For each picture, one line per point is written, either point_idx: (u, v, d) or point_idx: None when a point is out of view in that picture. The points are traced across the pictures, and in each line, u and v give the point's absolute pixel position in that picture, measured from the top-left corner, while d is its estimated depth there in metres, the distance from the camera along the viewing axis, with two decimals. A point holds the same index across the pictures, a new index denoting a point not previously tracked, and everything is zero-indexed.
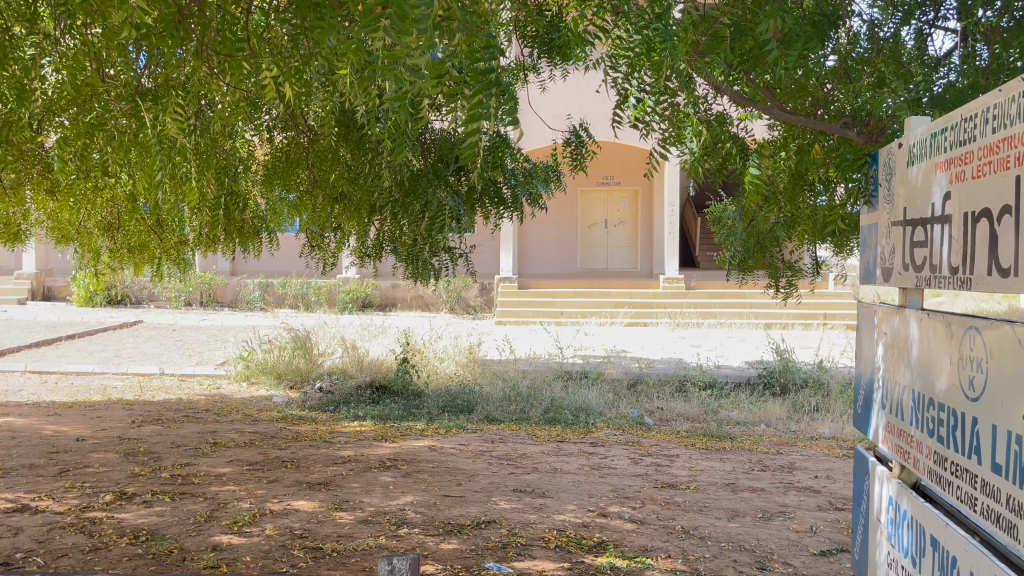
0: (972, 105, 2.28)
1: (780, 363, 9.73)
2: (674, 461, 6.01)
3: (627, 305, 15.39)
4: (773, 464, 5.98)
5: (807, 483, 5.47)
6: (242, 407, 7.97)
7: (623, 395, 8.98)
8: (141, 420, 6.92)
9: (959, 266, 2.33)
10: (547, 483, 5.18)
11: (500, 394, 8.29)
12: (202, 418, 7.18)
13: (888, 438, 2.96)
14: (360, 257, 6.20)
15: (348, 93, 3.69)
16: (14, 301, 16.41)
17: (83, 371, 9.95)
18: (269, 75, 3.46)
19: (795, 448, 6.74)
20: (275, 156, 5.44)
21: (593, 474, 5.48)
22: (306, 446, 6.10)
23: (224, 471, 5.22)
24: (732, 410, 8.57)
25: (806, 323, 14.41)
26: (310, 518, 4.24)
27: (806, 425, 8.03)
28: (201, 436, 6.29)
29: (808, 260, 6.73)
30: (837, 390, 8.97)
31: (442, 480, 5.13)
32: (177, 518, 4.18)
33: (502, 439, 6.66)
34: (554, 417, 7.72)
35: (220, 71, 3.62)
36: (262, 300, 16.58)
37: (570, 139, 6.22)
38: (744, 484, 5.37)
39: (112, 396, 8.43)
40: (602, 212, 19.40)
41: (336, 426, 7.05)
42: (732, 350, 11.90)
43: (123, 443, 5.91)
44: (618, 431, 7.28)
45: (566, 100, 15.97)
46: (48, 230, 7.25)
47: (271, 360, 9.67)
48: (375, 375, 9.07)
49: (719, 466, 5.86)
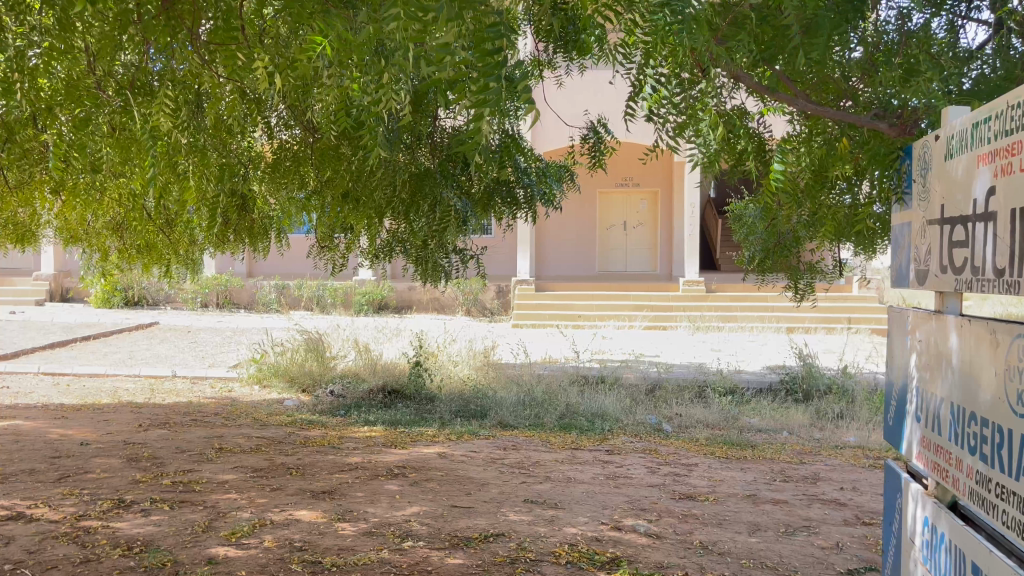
0: (1019, 91, 2.07)
1: (803, 368, 9.49)
2: (693, 470, 5.79)
3: (646, 308, 15.11)
4: (796, 475, 5.75)
5: (832, 495, 5.24)
6: (252, 411, 7.84)
7: (640, 401, 8.78)
8: (148, 424, 6.80)
9: (1004, 268, 2.11)
10: (559, 493, 4.98)
11: (515, 400, 8.12)
12: (211, 422, 7.05)
13: (923, 454, 2.75)
14: (373, 257, 6.19)
15: (348, 90, 3.53)
16: (33, 301, 16.46)
17: (96, 373, 9.89)
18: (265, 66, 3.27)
19: (819, 458, 6.49)
20: (281, 154, 5.27)
21: (608, 484, 5.28)
22: (313, 452, 5.95)
23: (227, 478, 5.07)
24: (753, 417, 8.34)
25: (830, 328, 14.09)
26: (311, 529, 4.09)
27: (831, 432, 7.79)
28: (206, 441, 6.16)
29: (829, 260, 6.56)
30: (862, 398, 8.71)
31: (451, 489, 4.94)
32: (174, 528, 4.04)
33: (516, 446, 6.48)
34: (569, 423, 7.55)
35: (211, 60, 3.48)
36: (278, 301, 16.49)
37: (588, 136, 6.01)
38: (766, 496, 5.15)
39: (122, 398, 8.33)
40: (620, 213, 19.20)
41: (346, 431, 6.90)
42: (754, 354, 11.64)
43: (127, 447, 5.80)
44: (635, 438, 7.09)
45: (585, 97, 15.78)
46: (58, 230, 7.26)
47: (283, 363, 9.57)
48: (387, 378, 8.93)
49: (740, 477, 5.63)
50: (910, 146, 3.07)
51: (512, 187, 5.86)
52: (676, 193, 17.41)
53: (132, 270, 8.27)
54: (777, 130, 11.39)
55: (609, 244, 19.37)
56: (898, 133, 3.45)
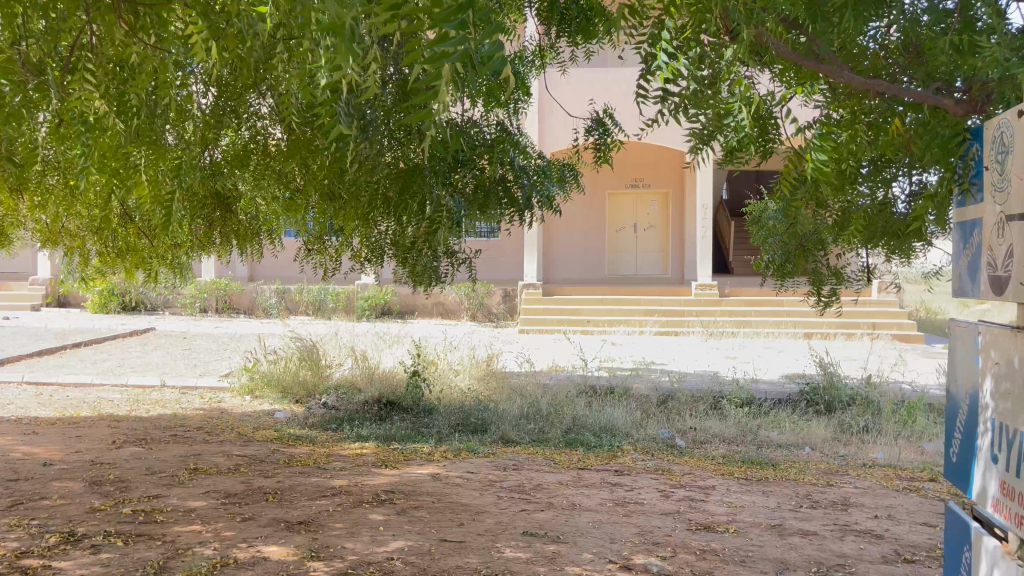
0: None
1: (824, 379, 8.93)
2: (710, 494, 5.27)
3: (657, 313, 14.62)
4: (824, 500, 5.22)
5: (866, 525, 4.71)
6: (238, 425, 7.35)
7: (653, 413, 8.31)
8: (123, 440, 6.33)
9: None
10: (562, 523, 4.47)
11: (516, 413, 7.63)
12: (191, 438, 6.58)
13: (1004, 504, 2.23)
14: (362, 260, 5.89)
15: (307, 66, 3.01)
16: (29, 307, 16.09)
17: (82, 383, 9.41)
18: (195, 27, 2.72)
19: (847, 478, 5.96)
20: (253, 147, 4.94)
21: (616, 512, 4.76)
22: (295, 473, 5.46)
23: (195, 505, 4.58)
24: (773, 431, 7.82)
25: (850, 334, 13.55)
26: (278, 570, 3.59)
27: (856, 448, 7.28)
28: (182, 460, 5.69)
29: (855, 264, 6.02)
30: (888, 410, 8.19)
31: (441, 519, 4.44)
32: (122, 570, 3.55)
33: (517, 465, 5.97)
34: (576, 438, 7.05)
35: (138, 27, 2.92)
36: (278, 306, 16.04)
37: (592, 127, 5.52)
38: (793, 526, 4.62)
39: (104, 410, 7.88)
40: (630, 215, 18.69)
41: (335, 448, 6.41)
42: (771, 362, 11.11)
43: (94, 469, 5.33)
44: (646, 455, 6.60)
45: (597, 90, 15.39)
46: (35, 233, 6.87)
47: (276, 372, 9.11)
48: (383, 388, 8.44)
49: (762, 502, 5.11)
50: (981, 126, 2.57)
51: (508, 187, 5.42)
52: (689, 192, 16.94)
53: (116, 274, 7.80)
54: (805, 116, 11.31)
55: (620, 246, 18.86)
56: (965, 110, 2.98)
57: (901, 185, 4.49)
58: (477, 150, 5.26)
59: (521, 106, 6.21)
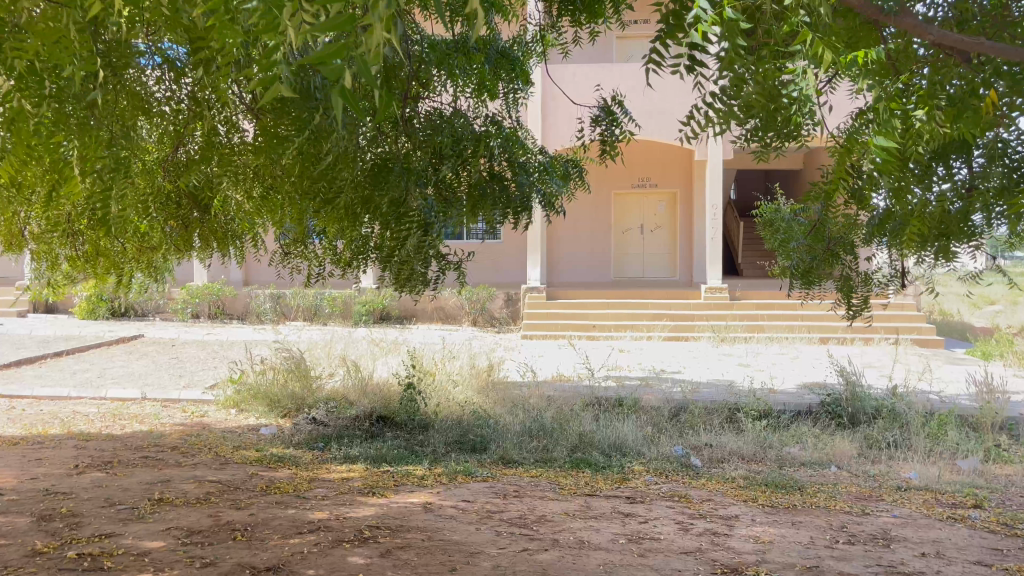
0: None
1: (847, 389, 8.36)
2: (734, 527, 4.70)
3: (666, 318, 14.05)
4: (862, 534, 4.65)
5: (914, 566, 4.14)
6: (217, 444, 6.80)
7: (665, 429, 7.74)
8: (85, 464, 5.78)
9: None
10: (570, 567, 3.91)
11: (520, 429, 7.07)
12: (164, 460, 6.04)
13: None
14: (346, 266, 5.38)
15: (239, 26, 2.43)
16: (15, 314, 15.61)
17: (58, 396, 8.87)
18: None
19: (882, 505, 5.39)
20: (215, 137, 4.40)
21: (630, 551, 4.19)
22: (271, 504, 4.91)
23: (151, 546, 4.02)
24: (794, 447, 7.26)
25: (867, 338, 12.96)
26: None
27: (886, 467, 6.71)
28: (147, 488, 5.14)
29: (881, 265, 5.36)
30: (919, 422, 7.61)
31: (431, 562, 3.89)
32: None
33: (518, 491, 5.42)
34: (583, 457, 6.49)
35: None
36: (273, 312, 15.50)
37: (598, 117, 4.97)
38: (831, 568, 4.05)
39: (73, 427, 7.33)
40: (636, 216, 18.17)
41: (319, 472, 5.86)
42: (789, 370, 10.53)
43: (45, 501, 4.78)
44: (659, 478, 6.04)
45: (607, 79, 15.13)
46: None
47: (264, 383, 8.54)
48: (375, 402, 7.89)
49: (794, 537, 4.54)
50: None
51: (506, 185, 4.87)
52: (699, 190, 16.39)
53: (86, 279, 7.15)
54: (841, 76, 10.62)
55: (626, 248, 18.32)
56: None
57: (963, 167, 3.92)
58: (466, 144, 4.71)
59: (519, 96, 5.68)
